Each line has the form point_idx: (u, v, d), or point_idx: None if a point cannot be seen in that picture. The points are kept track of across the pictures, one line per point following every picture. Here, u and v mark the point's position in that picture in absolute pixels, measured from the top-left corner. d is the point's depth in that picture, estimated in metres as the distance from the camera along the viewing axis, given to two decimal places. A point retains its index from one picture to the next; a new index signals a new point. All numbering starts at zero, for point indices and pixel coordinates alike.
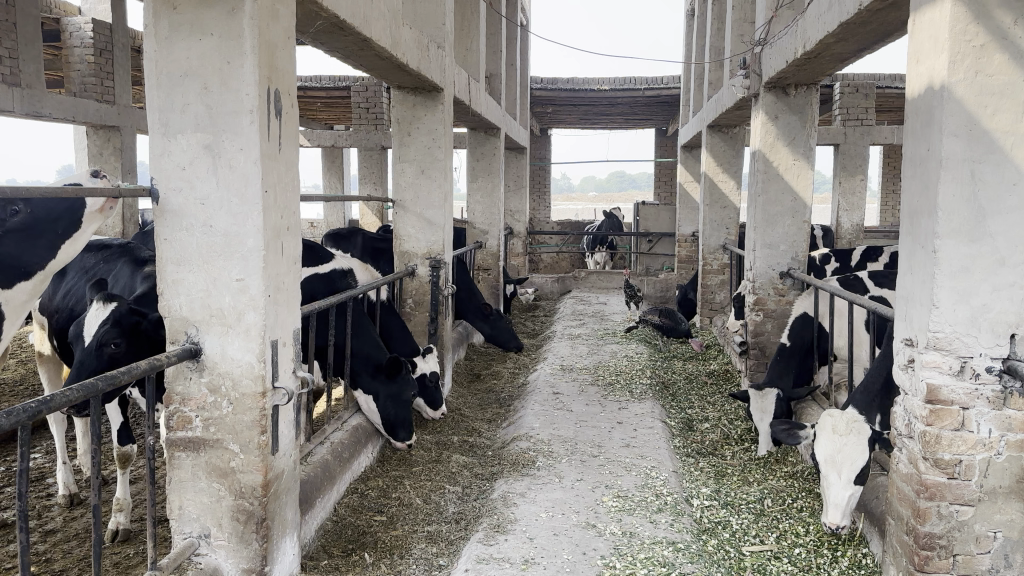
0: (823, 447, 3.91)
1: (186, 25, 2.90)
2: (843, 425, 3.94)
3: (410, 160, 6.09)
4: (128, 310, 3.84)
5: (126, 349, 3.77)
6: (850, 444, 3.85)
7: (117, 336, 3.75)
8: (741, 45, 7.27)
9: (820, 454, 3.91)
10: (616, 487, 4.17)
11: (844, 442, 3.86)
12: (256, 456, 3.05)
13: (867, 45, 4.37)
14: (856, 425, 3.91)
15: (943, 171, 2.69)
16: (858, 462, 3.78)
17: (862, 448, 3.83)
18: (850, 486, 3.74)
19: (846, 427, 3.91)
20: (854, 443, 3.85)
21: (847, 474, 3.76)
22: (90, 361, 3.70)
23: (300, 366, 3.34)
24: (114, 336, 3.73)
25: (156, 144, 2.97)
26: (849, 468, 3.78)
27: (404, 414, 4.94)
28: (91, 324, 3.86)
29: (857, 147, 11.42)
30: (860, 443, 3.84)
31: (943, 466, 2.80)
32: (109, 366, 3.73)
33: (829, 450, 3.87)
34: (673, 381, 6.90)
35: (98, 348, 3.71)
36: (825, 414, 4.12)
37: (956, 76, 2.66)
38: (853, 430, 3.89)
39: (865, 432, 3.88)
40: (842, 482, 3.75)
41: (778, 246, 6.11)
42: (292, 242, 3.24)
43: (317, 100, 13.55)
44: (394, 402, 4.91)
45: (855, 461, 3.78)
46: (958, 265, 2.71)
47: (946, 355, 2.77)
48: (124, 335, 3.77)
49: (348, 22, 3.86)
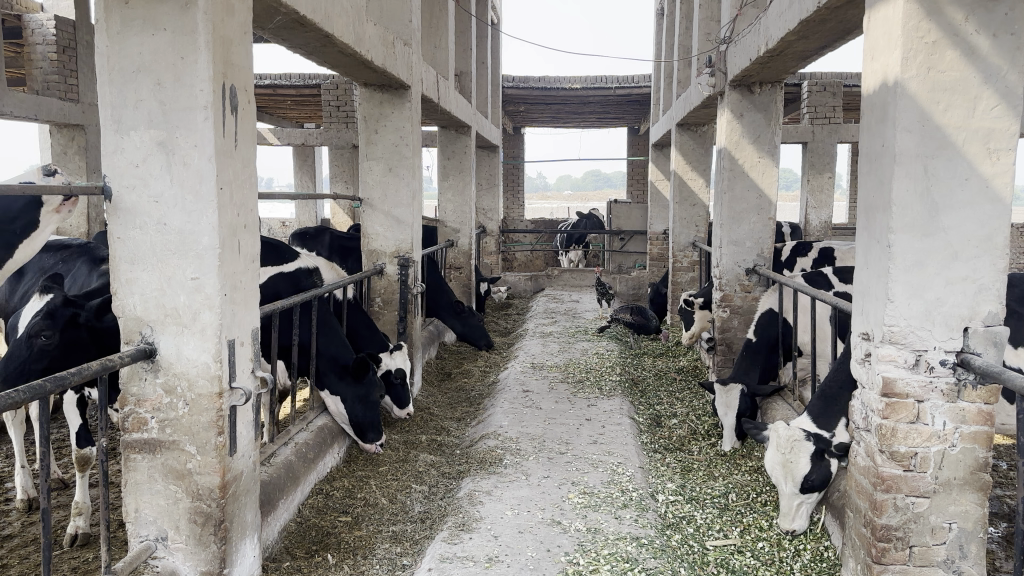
0: (769, 461, 3.83)
1: (138, 20, 2.85)
2: (785, 437, 3.80)
3: (377, 158, 6.04)
4: (65, 302, 3.79)
5: (58, 341, 3.70)
6: (792, 456, 3.72)
7: (49, 328, 3.67)
8: (708, 43, 7.31)
9: (769, 466, 3.85)
10: (582, 484, 4.18)
11: (787, 454, 3.74)
12: (213, 458, 3.01)
13: (828, 42, 4.41)
14: (797, 438, 3.76)
15: (897, 166, 2.71)
16: (799, 473, 3.68)
17: (804, 458, 3.69)
18: (797, 496, 3.70)
19: (787, 440, 3.77)
20: (794, 454, 3.72)
21: (789, 487, 3.70)
22: (22, 353, 3.62)
23: (258, 365, 3.29)
24: (46, 328, 3.65)
25: (108, 141, 2.92)
26: (794, 479, 3.69)
27: (373, 414, 4.89)
28: (26, 316, 3.98)
29: (825, 145, 11.53)
30: (802, 454, 3.70)
31: (898, 458, 2.83)
32: (39, 359, 3.64)
33: (774, 465, 3.79)
34: (643, 377, 6.93)
35: (29, 339, 3.64)
36: (774, 425, 3.95)
37: (909, 72, 2.68)
38: (796, 441, 3.76)
39: (807, 442, 3.73)
40: (789, 493, 3.71)
41: (743, 243, 6.15)
42: (249, 240, 3.19)
43: (287, 98, 13.45)
44: (361, 402, 4.87)
45: (798, 472, 3.68)
46: (913, 260, 2.74)
47: (901, 348, 2.80)
48: (57, 327, 3.70)
49: (308, 18, 3.82)
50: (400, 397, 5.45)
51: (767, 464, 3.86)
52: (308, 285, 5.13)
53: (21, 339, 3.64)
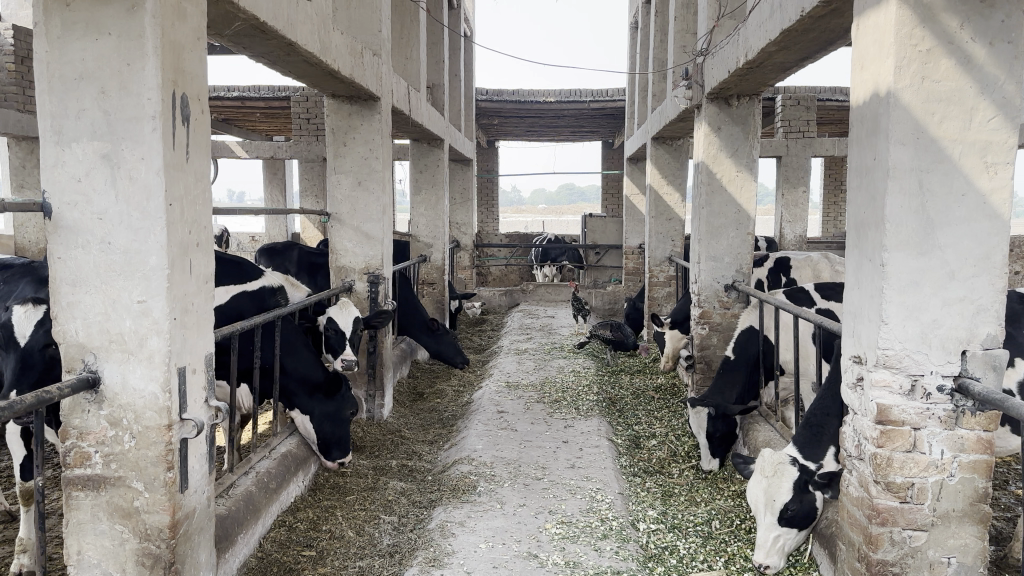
0: (752, 487, 3.66)
1: (80, 24, 2.65)
2: (769, 461, 3.65)
3: (346, 171, 5.84)
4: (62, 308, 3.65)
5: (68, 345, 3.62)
6: (775, 483, 3.57)
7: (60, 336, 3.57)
8: (684, 56, 7.21)
9: (750, 492, 3.67)
10: (559, 513, 3.98)
11: (769, 477, 3.59)
12: (162, 495, 2.78)
13: (809, 54, 4.30)
14: (781, 462, 3.62)
15: (891, 181, 2.58)
16: (779, 501, 3.52)
17: (786, 485, 3.54)
18: (776, 528, 3.51)
19: (772, 465, 3.63)
20: (777, 480, 3.57)
21: (769, 518, 3.53)
22: (36, 361, 3.54)
23: (212, 394, 3.08)
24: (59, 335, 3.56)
25: (48, 154, 2.70)
26: (774, 509, 3.52)
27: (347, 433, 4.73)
28: (21, 324, 3.56)
29: (800, 159, 11.48)
30: (784, 481, 3.56)
31: (895, 489, 2.68)
32: (53, 366, 3.56)
33: (755, 491, 3.62)
34: (620, 396, 6.76)
35: (42, 347, 3.54)
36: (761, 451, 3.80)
37: (902, 82, 2.56)
38: (779, 466, 3.61)
39: (791, 468, 3.59)
40: (767, 523, 3.53)
41: (722, 258, 6.01)
42: (202, 260, 2.98)
43: (256, 110, 13.17)
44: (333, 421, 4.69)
45: (778, 499, 3.52)
46: (908, 280, 2.60)
47: (896, 373, 2.66)
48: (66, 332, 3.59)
49: (270, 24, 3.62)
50: (336, 346, 5.32)
51: (749, 490, 3.69)
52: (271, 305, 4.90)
53: (32, 348, 3.54)
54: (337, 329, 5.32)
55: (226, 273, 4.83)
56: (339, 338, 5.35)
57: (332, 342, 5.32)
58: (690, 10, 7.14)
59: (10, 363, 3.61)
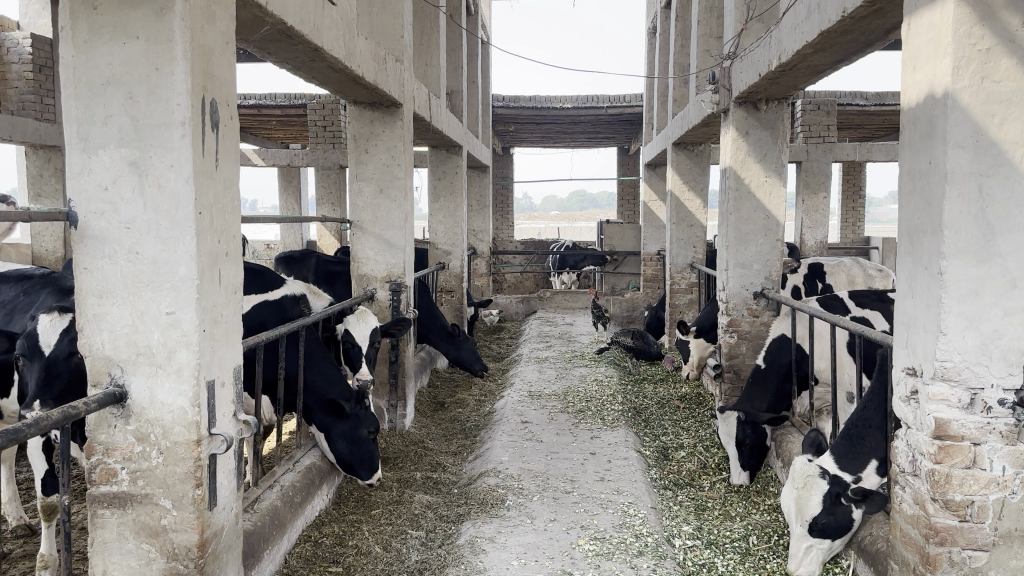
0: (784, 497, 3.58)
1: (108, 28, 2.58)
2: (800, 471, 3.55)
3: (368, 178, 5.76)
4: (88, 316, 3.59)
5: None
6: (804, 494, 3.47)
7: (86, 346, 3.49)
8: (708, 60, 7.10)
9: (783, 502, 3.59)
10: (592, 528, 3.87)
11: (798, 488, 3.49)
12: (191, 513, 2.70)
13: (845, 56, 4.19)
14: (811, 474, 3.50)
15: (949, 186, 2.47)
16: (808, 514, 3.43)
17: (815, 498, 3.43)
18: (807, 539, 3.44)
19: (802, 476, 3.52)
20: (807, 493, 3.47)
21: (799, 527, 3.46)
22: (61, 370, 3.43)
23: (242, 408, 3.00)
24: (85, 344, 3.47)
25: (74, 162, 2.63)
26: (804, 520, 3.45)
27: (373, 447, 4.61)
28: (46, 333, 3.46)
29: (819, 164, 11.32)
30: (813, 494, 3.45)
31: (954, 508, 2.56)
32: (78, 376, 3.45)
33: (788, 502, 3.54)
34: (644, 406, 6.64)
35: (66, 356, 3.44)
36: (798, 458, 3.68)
37: (960, 83, 2.45)
38: (808, 479, 3.50)
39: (821, 481, 3.47)
40: (798, 534, 3.46)
41: (751, 265, 5.88)
42: (231, 269, 2.90)
43: (272, 118, 13.15)
44: (356, 438, 4.55)
45: (807, 510, 3.44)
46: (967, 288, 2.49)
47: (955, 386, 2.54)
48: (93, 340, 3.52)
49: (297, 29, 3.54)
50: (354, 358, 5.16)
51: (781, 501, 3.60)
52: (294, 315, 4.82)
53: (56, 357, 3.43)
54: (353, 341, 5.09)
55: (248, 282, 4.75)
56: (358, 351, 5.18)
57: (350, 353, 5.17)
58: (714, 13, 7.04)
59: (33, 373, 3.48)
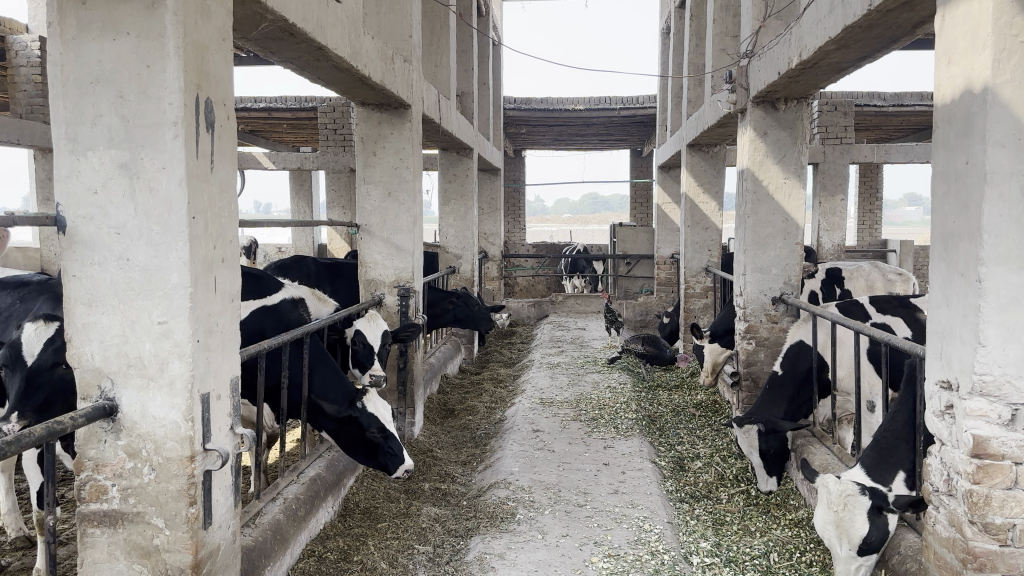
0: (818, 520, 3.29)
1: (97, 23, 2.46)
2: (835, 492, 3.26)
3: (376, 181, 5.63)
4: None
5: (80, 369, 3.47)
6: (846, 515, 3.19)
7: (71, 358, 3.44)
8: (723, 59, 6.95)
9: (818, 525, 3.30)
10: (606, 544, 3.71)
11: (839, 511, 3.21)
12: (184, 532, 2.57)
13: (869, 52, 4.04)
14: (850, 493, 3.23)
15: (988, 187, 2.31)
16: (857, 534, 3.15)
17: (859, 516, 3.17)
18: (853, 561, 3.17)
19: (840, 496, 3.24)
20: (849, 514, 3.19)
21: (846, 549, 3.17)
22: (43, 382, 3.38)
23: (238, 421, 2.87)
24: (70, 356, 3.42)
25: (62, 163, 2.50)
26: (850, 540, 3.17)
27: (392, 442, 4.27)
28: (30, 344, 3.44)
29: (837, 166, 11.06)
30: (856, 514, 3.18)
31: (994, 531, 2.40)
32: (64, 388, 3.39)
33: (825, 525, 3.25)
34: (659, 414, 6.47)
35: (50, 367, 3.40)
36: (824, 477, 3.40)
37: (1001, 77, 2.29)
38: (847, 498, 3.23)
39: (861, 498, 3.21)
40: (843, 557, 3.18)
41: (769, 270, 5.71)
42: (227, 277, 2.77)
43: (283, 121, 13.09)
44: (363, 439, 4.28)
45: (854, 533, 3.16)
46: (1008, 297, 2.33)
47: (994, 402, 2.38)
48: None
49: (298, 26, 3.42)
50: (364, 360, 5.18)
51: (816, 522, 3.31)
52: (292, 318, 4.72)
53: (40, 368, 3.39)
54: (366, 343, 5.18)
55: (246, 287, 4.67)
56: (367, 352, 5.22)
57: (360, 356, 5.19)
58: (729, 12, 6.89)
59: (13, 384, 3.43)
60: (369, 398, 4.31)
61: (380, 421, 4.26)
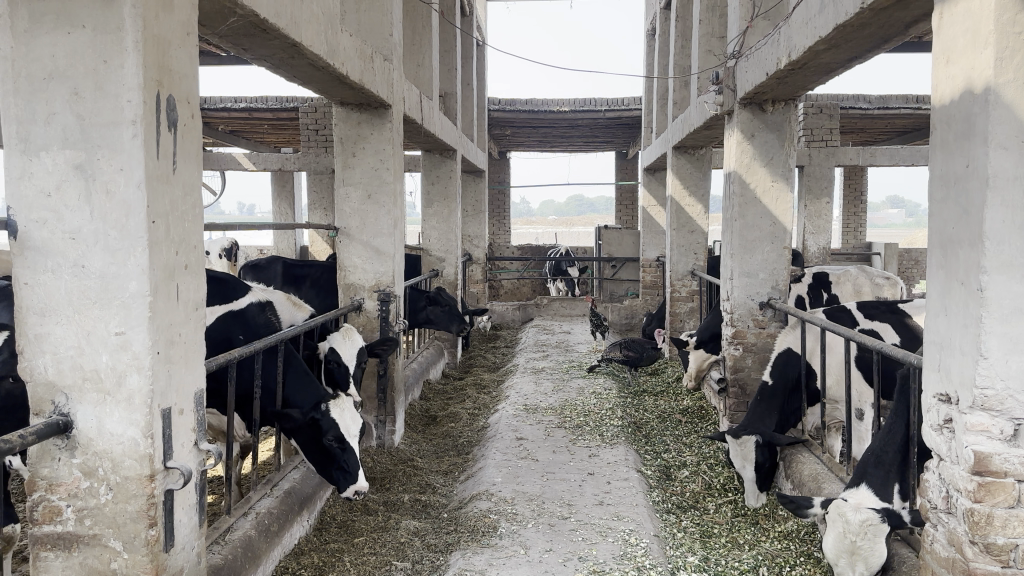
0: (829, 545, 3.14)
1: (50, 15, 2.31)
2: (856, 520, 3.10)
3: (355, 183, 5.48)
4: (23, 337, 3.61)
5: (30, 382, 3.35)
6: (866, 544, 3.07)
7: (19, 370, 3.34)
8: (709, 60, 6.87)
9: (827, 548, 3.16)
10: (591, 560, 3.59)
11: (857, 541, 3.07)
12: (144, 556, 2.42)
13: (860, 53, 3.95)
14: (872, 522, 3.09)
15: (991, 192, 2.21)
16: (876, 563, 3.05)
17: (880, 544, 3.06)
18: None
19: (860, 525, 3.09)
20: (869, 544, 3.06)
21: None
22: None
23: (204, 436, 2.74)
24: None
25: (14, 164, 2.35)
26: (865, 566, 3.07)
27: (348, 457, 4.03)
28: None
29: (823, 169, 10.85)
30: (876, 542, 3.06)
31: (995, 552, 2.31)
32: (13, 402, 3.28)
33: (838, 549, 3.11)
34: (645, 421, 6.36)
35: None
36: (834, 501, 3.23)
37: (1004, 76, 2.19)
38: (869, 528, 3.08)
39: (882, 525, 3.08)
40: None
41: (756, 274, 5.62)
42: (190, 285, 2.63)
43: (264, 121, 12.89)
44: (320, 446, 4.07)
45: (872, 560, 3.06)
46: (1011, 307, 2.23)
47: (996, 417, 2.29)
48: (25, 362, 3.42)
49: (270, 22, 3.28)
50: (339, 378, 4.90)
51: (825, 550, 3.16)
52: (259, 323, 4.55)
53: None
54: (339, 360, 4.89)
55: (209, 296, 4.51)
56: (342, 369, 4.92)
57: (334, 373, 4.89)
58: (715, 12, 6.80)
59: None
60: (338, 403, 4.11)
61: (339, 429, 4.04)
